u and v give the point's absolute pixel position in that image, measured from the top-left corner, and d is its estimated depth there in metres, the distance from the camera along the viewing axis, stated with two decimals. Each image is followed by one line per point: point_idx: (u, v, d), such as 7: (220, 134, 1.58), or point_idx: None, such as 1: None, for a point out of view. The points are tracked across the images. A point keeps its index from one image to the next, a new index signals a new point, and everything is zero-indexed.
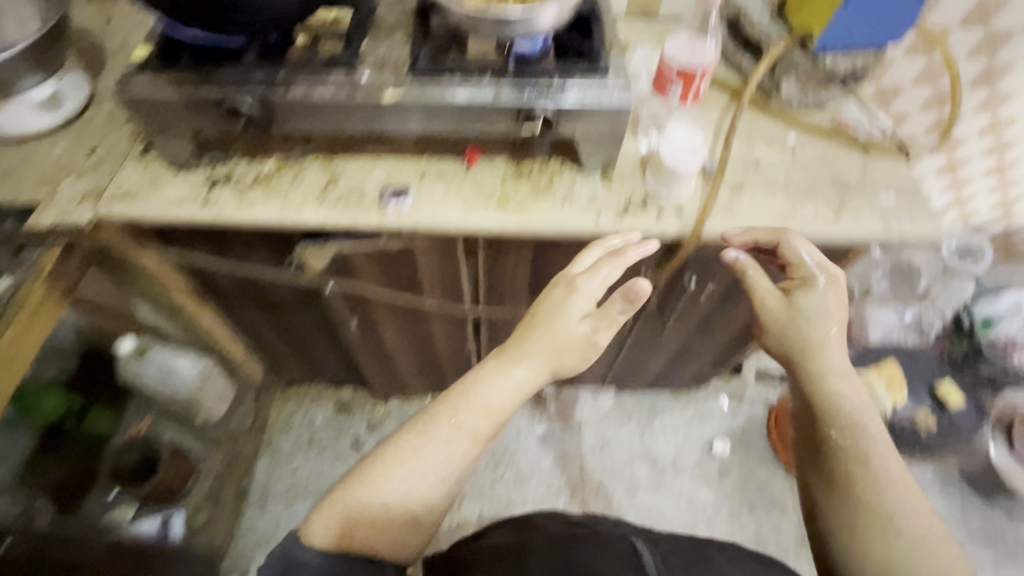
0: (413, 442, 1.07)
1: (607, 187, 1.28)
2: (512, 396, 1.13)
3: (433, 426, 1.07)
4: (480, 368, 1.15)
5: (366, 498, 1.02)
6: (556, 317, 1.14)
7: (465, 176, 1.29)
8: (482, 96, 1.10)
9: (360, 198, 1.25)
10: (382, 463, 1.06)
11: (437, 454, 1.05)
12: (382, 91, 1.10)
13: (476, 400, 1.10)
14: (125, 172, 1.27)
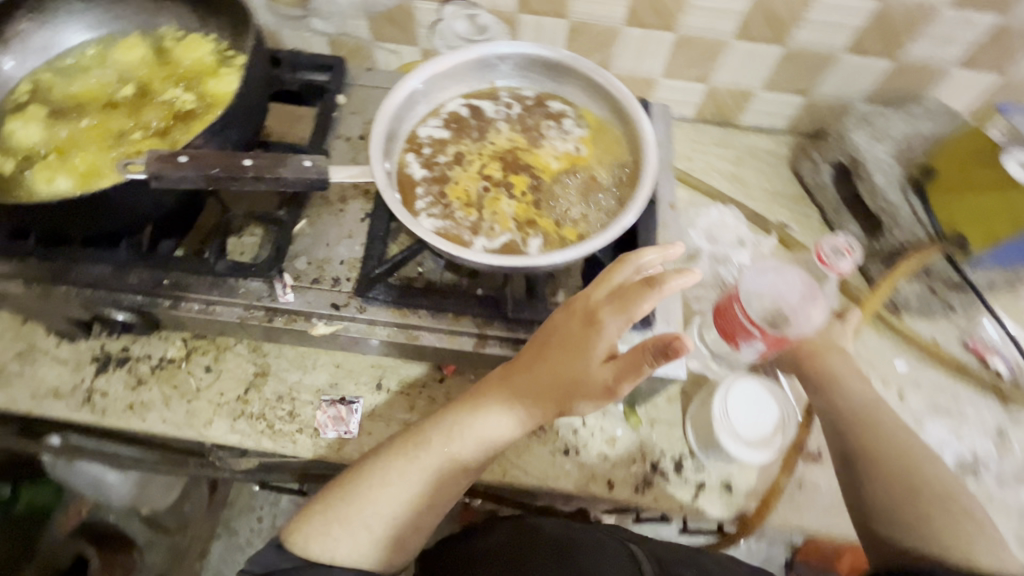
0: (400, 482, 0.71)
1: (630, 433, 0.91)
2: (514, 433, 0.72)
3: (427, 451, 0.72)
4: (478, 396, 0.73)
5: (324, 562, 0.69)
6: (569, 355, 0.65)
7: (437, 391, 0.94)
8: (457, 344, 0.74)
9: (289, 414, 0.92)
10: (353, 514, 0.71)
11: (436, 476, 0.71)
12: (311, 317, 0.75)
13: (478, 426, 0.71)
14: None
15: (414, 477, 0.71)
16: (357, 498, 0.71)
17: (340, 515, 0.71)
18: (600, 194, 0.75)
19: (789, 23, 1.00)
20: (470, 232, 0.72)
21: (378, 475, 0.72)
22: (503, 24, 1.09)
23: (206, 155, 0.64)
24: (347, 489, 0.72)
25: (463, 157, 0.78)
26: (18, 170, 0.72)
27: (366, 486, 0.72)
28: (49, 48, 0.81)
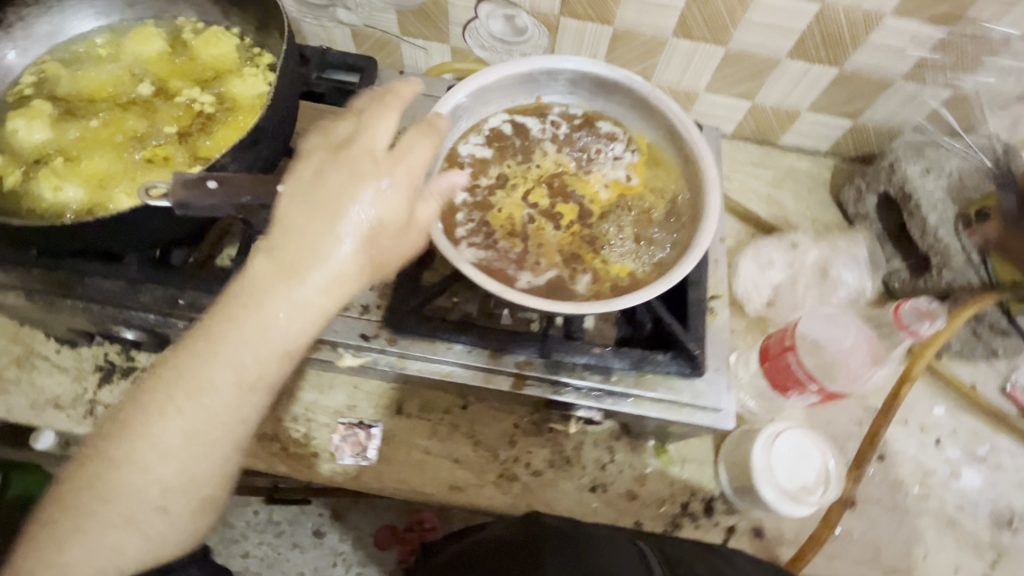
0: (169, 364, 0.54)
1: (660, 471, 0.88)
2: (298, 338, 0.56)
3: (178, 385, 0.53)
4: (238, 308, 0.54)
5: (85, 514, 0.52)
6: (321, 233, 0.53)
7: (461, 417, 0.90)
8: (493, 384, 0.69)
9: (305, 437, 0.87)
10: (81, 458, 0.54)
11: (185, 435, 0.54)
12: (337, 347, 0.70)
13: (232, 330, 0.53)
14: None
15: (207, 409, 0.54)
16: (133, 395, 0.54)
17: (114, 428, 0.54)
18: (651, 230, 0.70)
19: (848, 43, 0.94)
20: (510, 266, 0.67)
21: (175, 349, 0.55)
22: (543, 27, 1.03)
23: (234, 179, 0.56)
24: (109, 422, 0.54)
25: (506, 179, 0.73)
26: (22, 175, 0.65)
27: (139, 384, 0.55)
28: (55, 34, 0.74)
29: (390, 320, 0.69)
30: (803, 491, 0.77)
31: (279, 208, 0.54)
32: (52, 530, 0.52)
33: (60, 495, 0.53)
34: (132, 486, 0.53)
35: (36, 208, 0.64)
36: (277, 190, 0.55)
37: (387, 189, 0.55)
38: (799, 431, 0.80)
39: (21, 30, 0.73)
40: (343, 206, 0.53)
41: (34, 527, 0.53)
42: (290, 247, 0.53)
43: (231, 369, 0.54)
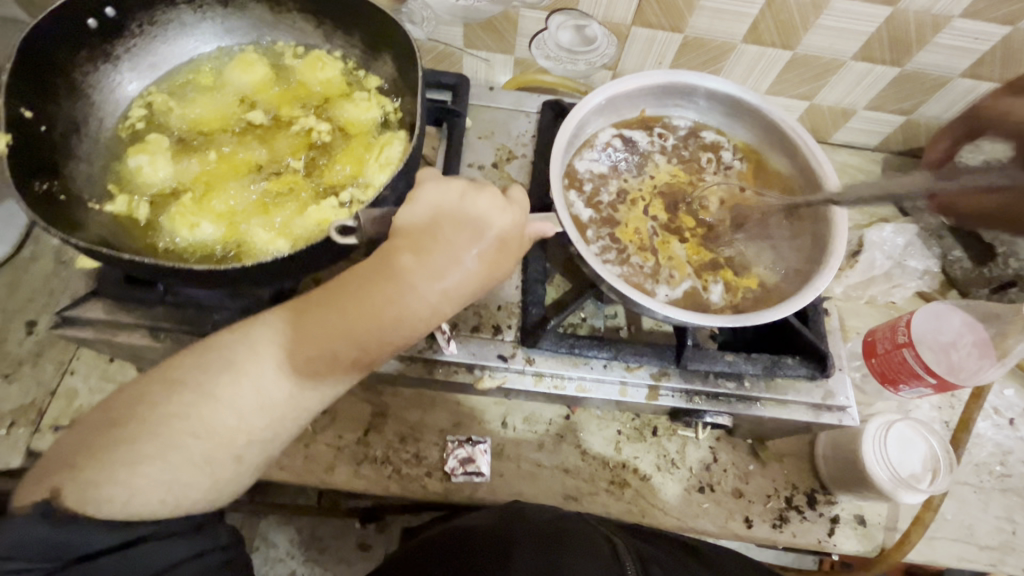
0: (280, 330, 0.56)
1: (761, 468, 0.90)
2: (394, 336, 0.56)
3: (296, 329, 0.56)
4: (363, 280, 0.56)
5: (160, 439, 0.51)
6: (437, 241, 0.57)
7: (564, 427, 0.90)
8: (630, 396, 0.71)
9: (415, 457, 0.87)
10: (177, 382, 0.53)
11: (265, 383, 0.55)
12: (476, 369, 0.71)
13: (359, 315, 0.55)
14: (77, 373, 0.87)
15: (307, 376, 0.56)
16: (240, 344, 0.56)
17: (215, 367, 0.54)
18: (772, 237, 0.72)
19: (912, 44, 0.96)
20: (648, 280, 0.69)
21: (286, 314, 0.57)
22: (613, 36, 1.01)
23: (396, 218, 0.58)
24: (212, 354, 0.55)
25: (626, 193, 0.75)
26: (152, 214, 0.64)
27: (244, 332, 0.56)
28: (158, 65, 0.74)
29: (526, 340, 0.69)
30: (914, 479, 0.80)
31: (415, 211, 0.58)
32: (125, 451, 0.50)
33: (143, 410, 0.52)
34: (217, 426, 0.53)
35: (172, 247, 0.63)
36: (421, 195, 0.59)
37: (514, 220, 0.59)
38: (904, 425, 0.83)
39: (128, 62, 0.72)
40: (482, 223, 0.58)
41: (111, 433, 0.51)
42: (421, 247, 0.56)
43: (337, 348, 0.55)
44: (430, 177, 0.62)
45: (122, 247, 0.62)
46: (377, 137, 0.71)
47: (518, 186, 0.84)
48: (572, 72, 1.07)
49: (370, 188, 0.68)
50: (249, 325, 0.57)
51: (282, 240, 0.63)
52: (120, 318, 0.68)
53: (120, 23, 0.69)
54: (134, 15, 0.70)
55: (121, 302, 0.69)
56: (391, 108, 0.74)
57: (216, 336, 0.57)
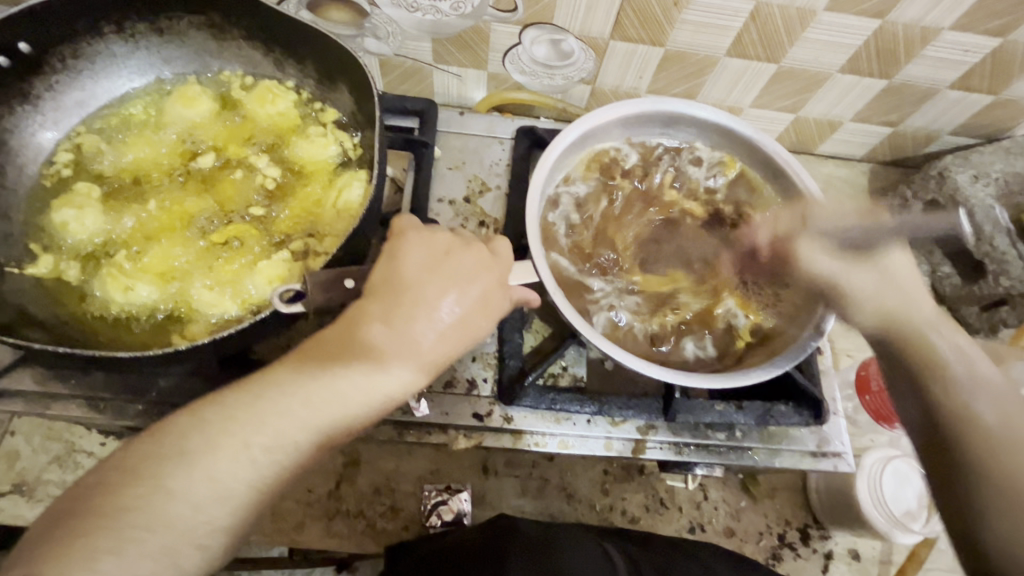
0: (241, 413, 0.47)
1: (755, 504, 0.84)
2: (373, 407, 0.51)
3: (259, 409, 0.47)
4: (335, 352, 0.50)
5: (112, 535, 0.40)
6: (421, 305, 0.51)
7: (548, 472, 0.82)
8: (615, 452, 0.68)
9: (391, 509, 0.78)
10: (127, 472, 0.43)
11: (220, 475, 0.45)
12: (448, 429, 0.67)
13: (336, 389, 0.49)
14: (19, 434, 0.76)
15: (273, 461, 0.47)
16: (195, 429, 0.46)
17: (169, 455, 0.44)
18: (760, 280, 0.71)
19: (901, 56, 0.81)
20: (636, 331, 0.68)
21: (250, 391, 0.48)
22: (590, 51, 0.83)
23: (371, 278, 0.53)
24: (163, 440, 0.45)
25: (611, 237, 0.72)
26: (82, 277, 0.58)
27: (200, 414, 0.46)
28: (86, 102, 0.68)
29: (505, 397, 0.65)
30: (908, 517, 0.78)
31: (394, 271, 0.52)
32: (77, 547, 0.39)
33: (92, 503, 0.41)
34: (174, 521, 0.42)
35: (105, 312, 0.57)
36: (400, 252, 0.54)
37: (497, 280, 0.55)
38: (901, 461, 0.80)
39: (50, 101, 0.65)
40: (467, 281, 0.53)
41: (50, 535, 0.39)
42: (395, 314, 0.51)
43: (307, 427, 0.48)
44: (409, 229, 0.56)
45: (45, 317, 0.56)
46: (335, 178, 0.65)
47: (493, 222, 0.79)
48: (547, 87, 0.91)
49: (327, 237, 0.62)
50: (206, 405, 0.47)
51: (229, 300, 0.57)
52: (54, 391, 0.63)
53: (38, 58, 0.63)
54: (55, 49, 0.63)
55: (55, 371, 0.64)
56: (351, 144, 0.68)
57: (164, 421, 0.46)
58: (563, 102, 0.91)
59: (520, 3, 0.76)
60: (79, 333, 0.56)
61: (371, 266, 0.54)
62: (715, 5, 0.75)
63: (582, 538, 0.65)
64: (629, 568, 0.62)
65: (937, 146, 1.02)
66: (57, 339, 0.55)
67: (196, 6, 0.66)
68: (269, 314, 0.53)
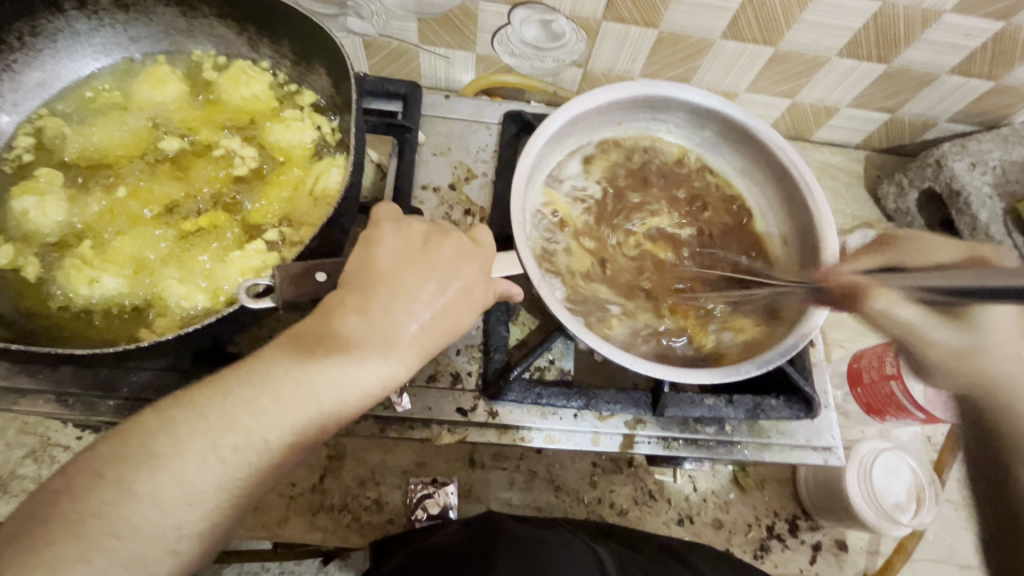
0: (211, 412, 0.45)
1: (745, 497, 0.84)
2: (348, 404, 0.48)
3: (228, 408, 0.45)
4: (307, 347, 0.47)
5: (80, 543, 0.39)
6: (398, 297, 0.49)
7: (535, 467, 0.81)
8: (602, 447, 0.66)
9: (376, 502, 0.77)
10: (93, 477, 0.41)
11: (186, 476, 0.43)
12: (432, 424, 0.65)
13: (308, 387, 0.47)
14: None
15: (245, 461, 0.45)
16: (162, 430, 0.44)
17: (135, 458, 0.42)
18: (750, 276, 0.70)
19: (900, 40, 0.79)
20: (628, 326, 0.66)
21: (221, 388, 0.46)
22: (582, 32, 0.80)
23: (349, 268, 0.50)
24: (129, 441, 0.43)
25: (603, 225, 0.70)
26: (47, 268, 0.56)
27: (168, 413, 0.45)
28: (48, 83, 0.64)
29: (489, 392, 0.64)
30: (896, 510, 0.77)
31: (372, 261, 0.50)
32: (43, 557, 0.38)
33: (58, 510, 0.40)
34: (144, 526, 0.42)
35: (70, 306, 0.55)
36: (378, 241, 0.51)
37: (479, 270, 0.53)
38: (891, 454, 0.79)
39: (9, 83, 0.62)
40: (447, 273, 0.51)
41: (18, 542, 0.39)
42: (371, 305, 0.48)
43: (281, 425, 0.46)
44: (385, 217, 0.53)
45: (6, 311, 0.53)
46: (313, 164, 0.63)
47: (479, 210, 0.76)
48: (538, 69, 0.88)
49: (303, 227, 0.60)
50: (176, 402, 0.46)
51: (200, 293, 0.55)
52: (19, 385, 0.61)
53: None
54: (11, 27, 0.60)
55: (21, 365, 0.62)
56: (329, 128, 0.65)
57: (132, 420, 0.45)
58: (554, 85, 0.89)
59: None
60: (43, 328, 0.54)
61: (348, 257, 0.51)
62: None
63: (570, 540, 0.64)
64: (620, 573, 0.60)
65: (933, 133, 1.00)
66: (20, 335, 0.52)
67: None
68: (243, 307, 0.51)
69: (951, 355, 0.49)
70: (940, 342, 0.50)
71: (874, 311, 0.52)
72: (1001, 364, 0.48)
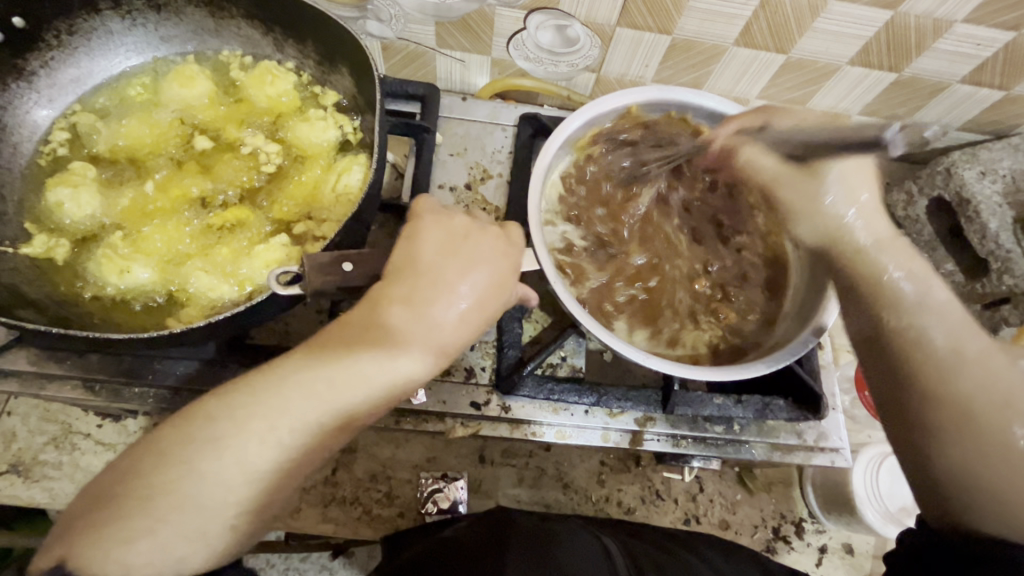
0: (268, 395, 0.47)
1: (751, 498, 0.84)
2: (393, 390, 0.51)
3: (280, 394, 0.47)
4: (355, 337, 0.50)
5: (149, 517, 0.41)
6: (441, 288, 0.52)
7: (545, 464, 0.82)
8: (613, 443, 0.68)
9: (387, 496, 0.78)
10: (160, 455, 0.44)
11: (244, 454, 0.45)
12: (446, 418, 0.67)
13: (355, 375, 0.49)
14: (15, 414, 0.74)
15: (300, 441, 0.47)
16: (222, 412, 0.46)
17: (198, 439, 0.44)
18: (762, 278, 0.71)
19: (911, 49, 0.80)
20: (641, 325, 0.67)
21: (275, 375, 0.48)
22: (597, 38, 0.82)
23: (392, 261, 0.52)
24: (193, 422, 0.45)
25: (617, 225, 0.71)
26: (79, 259, 0.58)
27: (230, 396, 0.47)
28: (82, 80, 0.67)
29: (503, 387, 0.65)
30: (903, 513, 0.77)
31: (415, 253, 0.52)
32: (117, 528, 0.40)
33: (132, 484, 0.42)
34: (207, 502, 0.43)
35: (101, 295, 0.56)
36: (418, 236, 0.54)
37: (513, 264, 0.55)
38: (898, 458, 0.79)
39: (45, 79, 0.65)
40: (485, 266, 0.53)
41: (93, 514, 0.41)
42: (416, 296, 0.51)
43: (330, 408, 0.48)
44: (426, 213, 0.56)
45: (40, 299, 0.55)
46: (335, 162, 0.64)
47: (494, 210, 0.78)
48: (552, 74, 0.89)
49: (326, 223, 0.61)
50: (234, 388, 0.48)
51: (226, 285, 0.56)
52: (49, 371, 0.63)
53: (32, 33, 0.62)
54: (50, 25, 0.63)
55: (49, 352, 0.64)
56: (351, 128, 0.67)
57: (197, 403, 0.47)
58: (567, 90, 0.90)
59: None
60: (74, 316, 0.56)
61: (391, 250, 0.53)
62: None
63: (581, 534, 0.64)
64: (630, 566, 0.60)
65: (943, 142, 1.01)
66: (55, 321, 0.54)
67: None
68: (269, 299, 0.53)
69: (822, 226, 0.62)
70: (796, 195, 0.64)
71: (746, 161, 0.67)
72: (889, 260, 0.56)
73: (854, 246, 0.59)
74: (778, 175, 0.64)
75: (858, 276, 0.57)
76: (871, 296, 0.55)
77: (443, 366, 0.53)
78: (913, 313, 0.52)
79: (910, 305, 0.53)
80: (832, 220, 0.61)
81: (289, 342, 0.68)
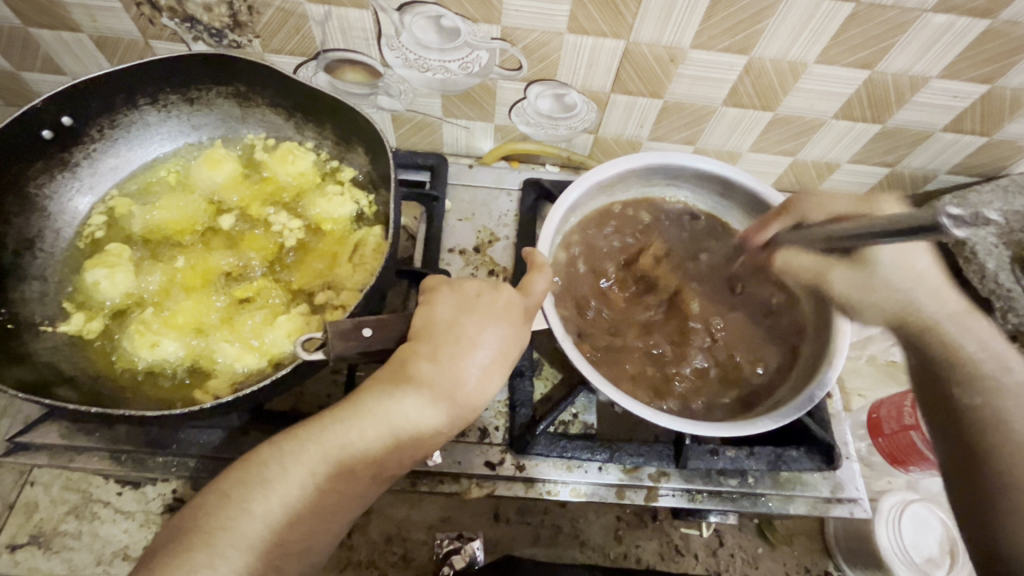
0: (312, 445, 0.49)
1: (774, 553, 0.82)
2: (423, 438, 0.51)
3: (317, 443, 0.49)
4: (384, 387, 0.51)
5: (214, 550, 0.44)
6: (464, 340, 0.53)
7: (562, 523, 0.80)
8: (627, 500, 0.69)
9: (403, 559, 0.77)
10: (224, 495, 0.46)
11: (288, 501, 0.47)
12: (461, 478, 0.69)
13: (387, 426, 0.50)
14: (38, 484, 0.74)
15: (334, 488, 0.49)
16: (275, 456, 0.48)
17: (254, 481, 0.47)
18: (765, 332, 0.73)
19: (892, 102, 0.83)
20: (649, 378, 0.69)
21: (317, 424, 0.50)
22: (593, 104, 0.86)
23: (415, 322, 0.55)
24: (250, 467, 0.48)
25: (621, 280, 0.74)
26: (114, 335, 0.62)
27: (281, 445, 0.49)
28: (120, 167, 0.73)
29: (516, 446, 0.67)
30: (930, 565, 0.74)
31: (434, 316, 0.55)
32: (184, 561, 0.43)
33: (198, 521, 0.45)
34: (258, 542, 0.45)
35: (132, 367, 0.60)
36: (438, 299, 0.56)
37: (527, 318, 0.57)
38: (920, 505, 0.77)
39: (87, 168, 0.71)
40: (503, 317, 0.55)
41: (168, 549, 0.44)
42: (441, 351, 0.53)
43: (364, 458, 0.50)
44: (440, 282, 0.59)
45: (78, 375, 0.59)
46: (352, 235, 0.69)
47: (502, 270, 0.82)
48: (552, 136, 0.94)
49: (344, 291, 0.65)
50: (287, 435, 0.50)
51: (250, 354, 0.59)
52: (76, 443, 0.65)
53: (77, 130, 0.68)
54: (94, 121, 0.69)
55: (80, 424, 0.67)
56: (366, 202, 0.72)
57: (254, 449, 0.50)
58: (568, 152, 0.95)
59: (525, 62, 0.78)
60: (108, 391, 0.59)
61: (410, 313, 0.56)
62: (710, 61, 0.77)
63: None
64: None
65: (935, 185, 1.03)
66: (87, 397, 0.58)
67: (223, 78, 0.71)
68: (292, 368, 0.55)
69: (866, 299, 0.64)
70: (847, 282, 0.65)
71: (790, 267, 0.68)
72: (923, 304, 0.61)
73: (925, 322, 0.60)
74: (826, 267, 0.66)
75: (932, 350, 0.59)
76: (952, 369, 0.57)
77: (471, 413, 0.54)
78: (995, 394, 0.53)
79: (994, 386, 0.54)
80: (896, 301, 0.62)
81: (304, 405, 0.70)
